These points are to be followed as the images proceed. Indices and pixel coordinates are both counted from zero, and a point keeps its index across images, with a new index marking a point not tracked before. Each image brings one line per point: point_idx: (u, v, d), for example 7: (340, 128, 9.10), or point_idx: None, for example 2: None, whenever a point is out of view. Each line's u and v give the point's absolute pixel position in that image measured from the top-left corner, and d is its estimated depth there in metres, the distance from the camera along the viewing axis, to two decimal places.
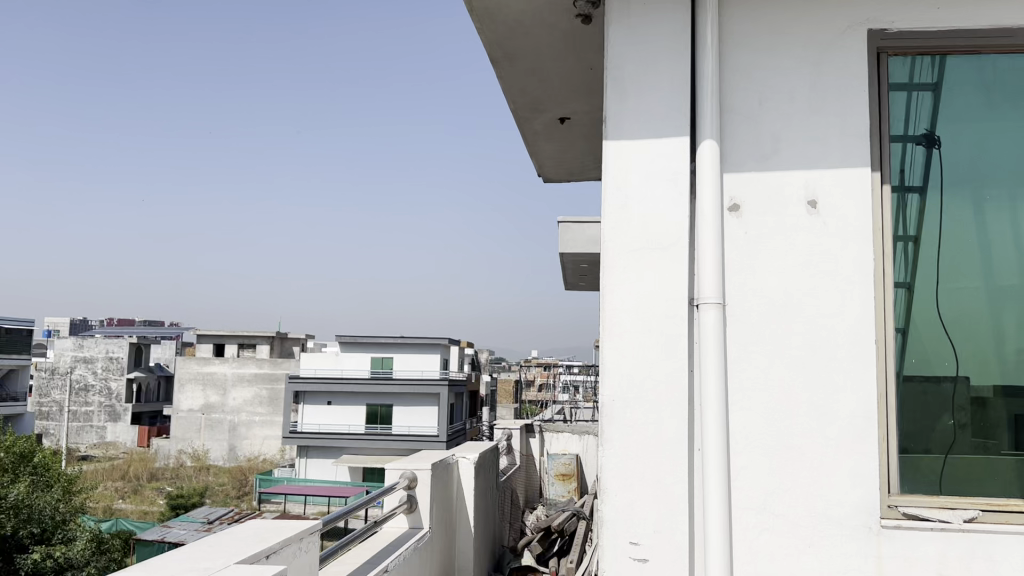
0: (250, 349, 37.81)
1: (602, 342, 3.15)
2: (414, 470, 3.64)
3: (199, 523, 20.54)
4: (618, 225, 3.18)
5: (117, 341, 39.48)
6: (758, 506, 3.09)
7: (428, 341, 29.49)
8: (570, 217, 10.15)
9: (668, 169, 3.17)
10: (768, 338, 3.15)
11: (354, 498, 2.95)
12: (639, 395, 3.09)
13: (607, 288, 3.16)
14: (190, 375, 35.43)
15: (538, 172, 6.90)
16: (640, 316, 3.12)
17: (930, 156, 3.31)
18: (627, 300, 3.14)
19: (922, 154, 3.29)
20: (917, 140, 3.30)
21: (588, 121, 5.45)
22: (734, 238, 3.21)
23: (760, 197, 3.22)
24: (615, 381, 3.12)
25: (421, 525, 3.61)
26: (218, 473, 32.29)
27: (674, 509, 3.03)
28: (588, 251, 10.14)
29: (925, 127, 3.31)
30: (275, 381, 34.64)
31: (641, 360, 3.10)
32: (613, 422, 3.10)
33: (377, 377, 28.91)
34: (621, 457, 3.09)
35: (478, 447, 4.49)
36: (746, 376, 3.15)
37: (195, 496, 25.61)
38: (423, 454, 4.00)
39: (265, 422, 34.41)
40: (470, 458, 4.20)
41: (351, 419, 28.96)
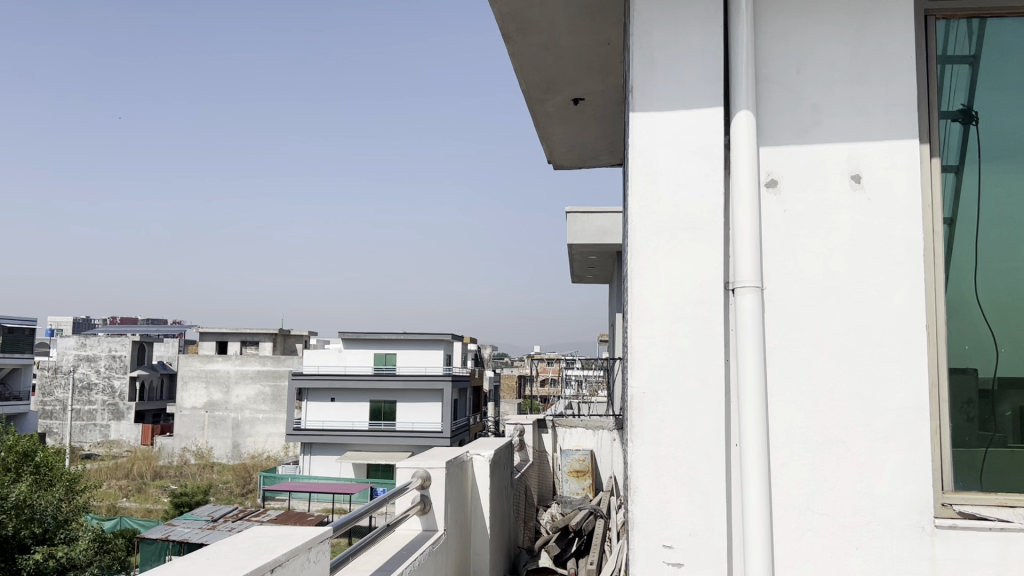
0: (253, 347, 37.65)
1: (629, 330, 2.92)
2: (427, 468, 3.41)
3: (202, 522, 20.21)
4: (646, 204, 2.94)
5: (120, 339, 39.26)
6: (800, 505, 2.87)
7: (431, 337, 29.25)
8: (578, 207, 9.91)
9: (701, 143, 2.94)
10: (809, 325, 2.92)
11: (368, 499, 2.72)
12: (674, 386, 2.86)
13: (635, 272, 2.93)
14: (194, 373, 35.15)
15: (548, 159, 6.66)
16: (672, 301, 2.88)
17: (968, 133, 3.09)
18: (657, 284, 2.90)
19: (959, 131, 3.07)
20: (953, 117, 3.07)
21: (603, 102, 5.20)
22: (772, 219, 2.98)
23: (800, 173, 2.99)
24: (645, 372, 2.89)
25: (436, 527, 3.38)
26: (222, 471, 32.12)
27: (712, 511, 2.81)
28: (596, 242, 9.91)
29: (963, 103, 3.09)
30: (278, 378, 34.39)
31: (673, 349, 2.87)
32: (643, 416, 2.87)
33: (381, 374, 28.68)
34: (652, 453, 2.85)
35: (492, 443, 4.26)
36: (786, 366, 2.92)
37: (199, 494, 25.31)
38: (436, 452, 3.77)
39: (269, 419, 34.22)
40: (484, 454, 3.97)
41: (355, 416, 28.72)
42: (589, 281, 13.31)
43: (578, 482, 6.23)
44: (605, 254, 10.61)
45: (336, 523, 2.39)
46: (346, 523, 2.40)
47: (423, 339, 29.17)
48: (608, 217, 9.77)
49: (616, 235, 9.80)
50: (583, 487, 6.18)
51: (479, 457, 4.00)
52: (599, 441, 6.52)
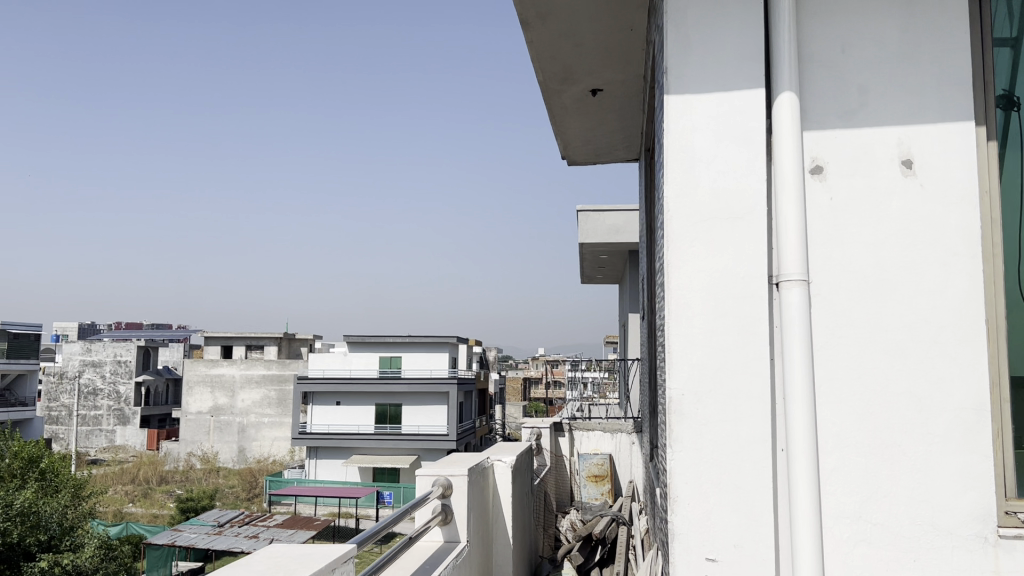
0: (258, 351, 37.51)
1: (668, 328, 2.74)
2: (448, 476, 3.23)
3: (209, 527, 19.88)
4: (683, 193, 2.76)
5: (125, 344, 39.11)
6: (853, 514, 2.67)
7: (436, 339, 29.05)
8: (589, 206, 9.69)
9: (742, 127, 2.75)
10: (861, 321, 2.73)
11: (395, 509, 2.55)
12: (714, 388, 2.68)
13: (672, 265, 2.75)
14: (198, 378, 34.86)
15: (562, 155, 6.49)
16: (711, 296, 2.70)
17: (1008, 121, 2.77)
18: (696, 278, 2.72)
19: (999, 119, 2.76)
20: (996, 104, 2.78)
21: (623, 93, 5.01)
22: (817, 209, 2.79)
23: (848, 157, 2.80)
24: (685, 371, 2.71)
25: (458, 538, 3.20)
26: (228, 476, 31.94)
27: (758, 522, 2.62)
28: (607, 242, 9.70)
29: (1006, 87, 2.78)
30: (284, 382, 34.20)
31: (714, 348, 2.69)
32: (682, 419, 2.69)
33: (386, 377, 28.48)
34: (694, 458, 2.67)
35: (513, 449, 4.07)
36: (836, 365, 2.73)
37: (206, 499, 25.05)
38: (456, 457, 3.59)
39: (274, 423, 34.05)
40: (505, 460, 3.79)
41: (361, 420, 28.51)
42: (598, 282, 13.11)
43: (597, 487, 6.01)
44: (616, 253, 10.40)
45: (361, 534, 2.22)
46: (373, 532, 2.24)
47: (428, 342, 28.97)
48: (620, 215, 9.55)
49: (628, 234, 9.60)
50: (602, 492, 5.98)
51: (500, 463, 3.81)
52: (617, 444, 6.31)
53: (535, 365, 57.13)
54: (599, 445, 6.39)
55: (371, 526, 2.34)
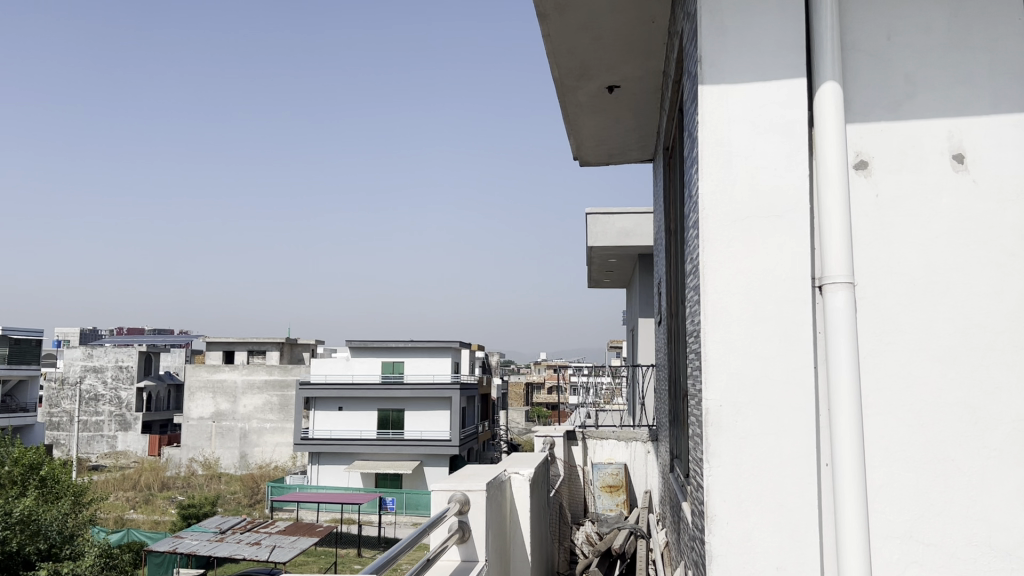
0: (260, 356, 37.27)
1: (703, 334, 2.57)
2: (465, 492, 3.05)
3: (210, 533, 19.57)
4: (720, 190, 2.59)
5: (127, 349, 38.90)
6: (903, 533, 2.48)
7: (439, 344, 28.82)
8: (598, 208, 9.49)
9: (783, 119, 2.57)
10: (911, 326, 2.55)
11: (414, 529, 2.39)
12: (755, 398, 2.50)
13: (708, 266, 2.58)
14: (200, 383, 34.59)
15: (575, 155, 6.32)
16: (751, 301, 2.53)
17: None
18: (735, 281, 2.55)
19: None
20: None
21: (640, 90, 4.84)
22: (862, 207, 2.61)
23: (896, 152, 2.62)
24: (722, 381, 2.53)
25: (476, 557, 3.01)
26: (230, 482, 31.70)
27: (805, 543, 2.44)
28: (617, 245, 9.50)
29: None
30: (285, 388, 33.97)
31: (755, 356, 2.51)
32: (721, 432, 2.51)
33: (389, 383, 28.25)
34: (733, 474, 2.49)
35: (530, 460, 3.89)
36: (884, 373, 2.55)
37: (207, 505, 24.70)
38: (472, 471, 3.41)
39: (276, 429, 33.83)
40: (524, 473, 3.62)
41: (363, 425, 28.26)
42: (605, 286, 12.90)
43: (611, 498, 5.84)
44: (625, 257, 10.19)
45: (379, 560, 2.06)
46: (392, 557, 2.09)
47: (431, 347, 28.75)
48: (630, 218, 9.34)
49: (638, 237, 9.39)
50: (617, 503, 5.82)
51: (518, 476, 3.63)
52: (632, 453, 6.14)
53: (538, 370, 56.88)
54: (613, 454, 6.20)
55: (390, 548, 2.19)
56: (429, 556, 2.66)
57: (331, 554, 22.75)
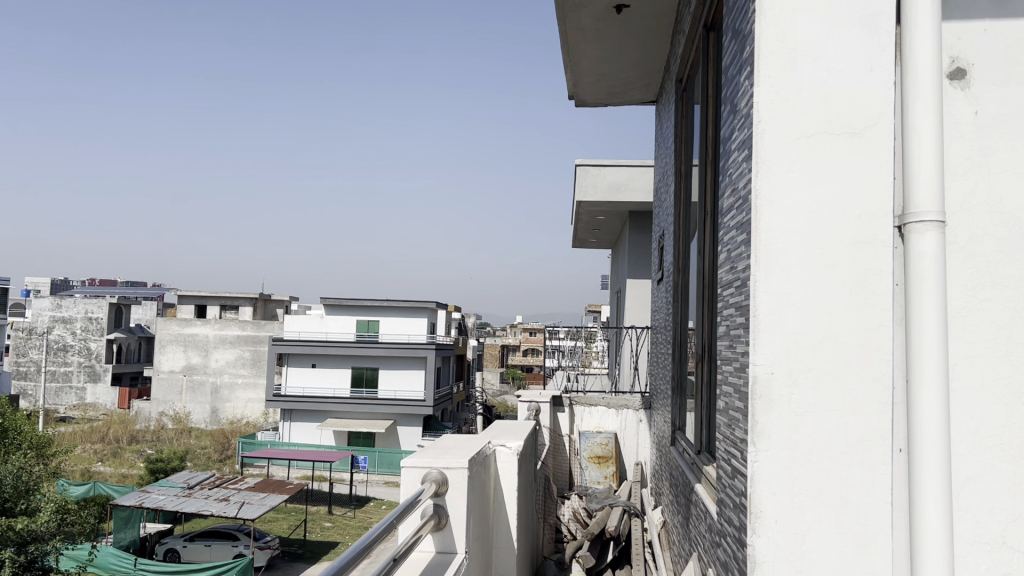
0: (233, 311, 36.43)
1: (755, 280, 2.02)
2: (442, 470, 2.51)
3: (177, 489, 18.79)
4: (782, 102, 2.03)
5: (96, 301, 37.81)
6: (995, 540, 1.97)
7: (415, 304, 28.21)
8: (589, 160, 8.85)
9: (863, 10, 2.02)
10: (1012, 277, 2.02)
11: (387, 519, 1.84)
12: (815, 364, 1.98)
13: (761, 193, 2.03)
14: (172, 336, 33.74)
15: (571, 95, 5.72)
16: (815, 241, 2.00)
17: None
18: (795, 215, 2.00)
19: None
20: None
21: (652, 11, 4.23)
22: (958, 126, 2.06)
23: (1001, 59, 2.07)
24: (776, 342, 1.99)
25: (455, 550, 2.49)
26: (200, 436, 31.07)
27: (874, 550, 1.93)
28: (607, 200, 8.85)
29: None
30: (259, 343, 33.23)
31: (817, 312, 1.98)
32: (770, 408, 1.98)
33: (363, 341, 27.61)
34: (786, 460, 1.96)
35: (516, 431, 3.36)
36: (978, 339, 2.00)
37: (175, 460, 23.89)
38: (450, 443, 2.89)
39: (248, 384, 33.18)
40: (510, 446, 3.09)
41: (337, 383, 27.64)
42: (589, 246, 12.37)
43: (599, 470, 5.36)
44: (614, 215, 9.62)
45: (339, 562, 1.51)
46: (358, 554, 1.55)
47: (408, 307, 28.13)
48: (623, 171, 8.73)
49: (630, 192, 8.81)
50: (605, 475, 5.35)
51: (504, 449, 3.09)
52: (623, 422, 5.62)
53: (513, 334, 56.70)
54: (602, 423, 5.66)
55: (357, 540, 1.66)
56: (402, 549, 2.14)
57: (301, 512, 22.27)
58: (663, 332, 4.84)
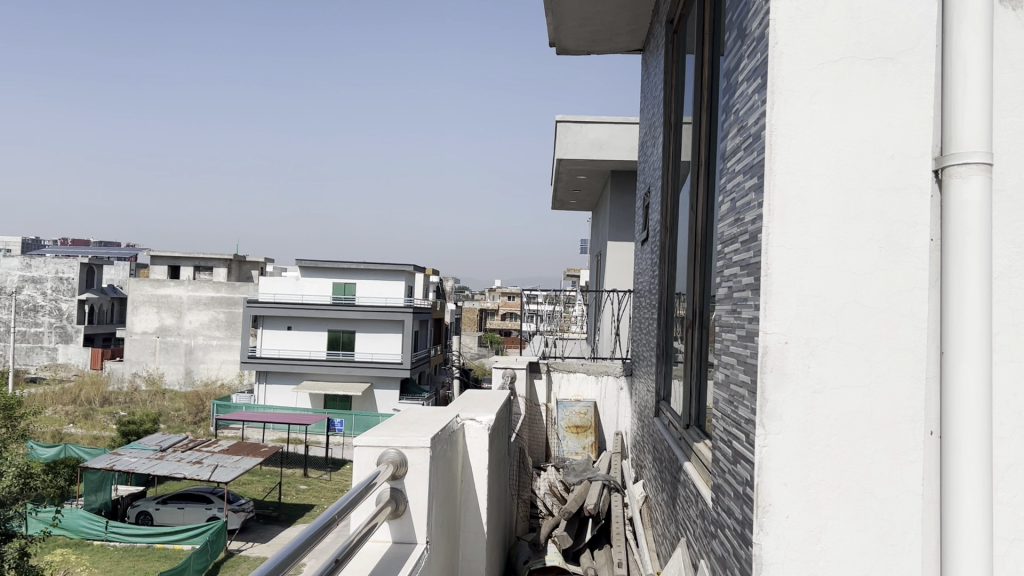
0: (207, 273, 35.75)
1: (767, 232, 1.70)
2: (400, 449, 2.21)
3: (150, 451, 18.24)
4: (805, 21, 1.69)
5: (68, 261, 36.89)
6: None
7: (393, 267, 27.74)
8: (570, 116, 8.44)
9: None
10: None
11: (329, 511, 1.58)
12: (836, 334, 1.67)
13: (776, 129, 1.70)
14: (144, 297, 33.06)
15: (552, 42, 5.36)
16: (838, 184, 1.68)
17: None
18: (817, 155, 1.69)
19: None
20: None
21: None
22: (1011, 50, 1.74)
23: None
24: (793, 306, 1.68)
25: (415, 540, 2.19)
26: (174, 398, 30.56)
27: (900, 550, 1.65)
28: (589, 158, 8.48)
29: None
30: (233, 305, 32.64)
31: (837, 270, 1.68)
32: (785, 383, 1.67)
33: (339, 304, 27.14)
34: (800, 443, 1.67)
35: (488, 404, 3.06)
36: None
37: (148, 423, 23.34)
38: (411, 419, 2.59)
39: (223, 346, 32.66)
40: (481, 420, 2.78)
41: (313, 345, 27.20)
42: (570, 208, 12.05)
43: (578, 439, 5.10)
44: (595, 174, 9.26)
45: None
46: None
47: (384, 270, 27.68)
48: (605, 128, 8.36)
49: (613, 150, 8.42)
50: (584, 446, 5.07)
51: (474, 423, 2.77)
52: (603, 390, 5.33)
53: (491, 298, 56.42)
54: (581, 390, 5.37)
55: (300, 531, 1.47)
56: (356, 535, 1.82)
57: (276, 474, 21.98)
58: (647, 295, 4.56)
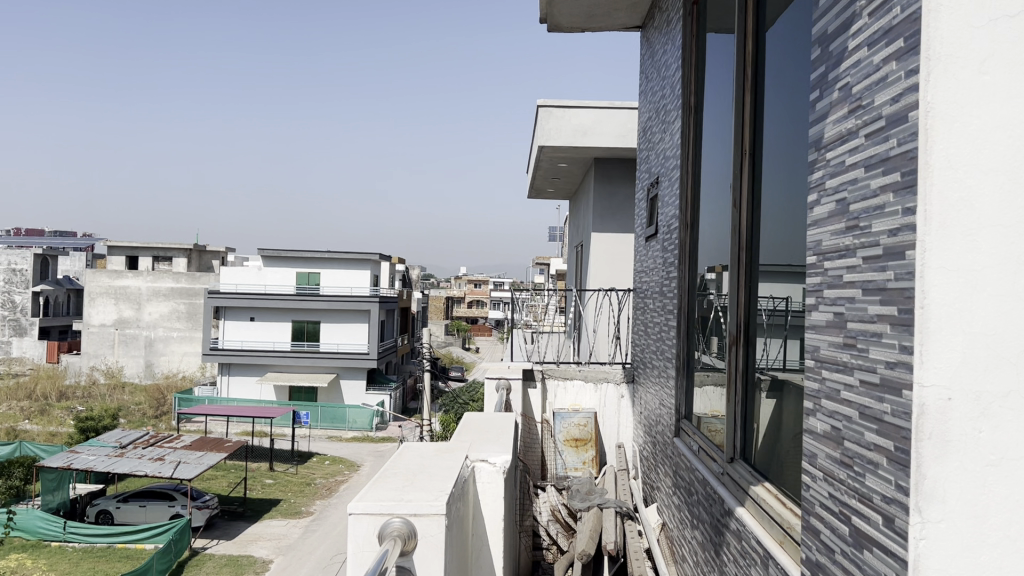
0: (166, 263, 34.62)
1: (920, 244, 1.25)
2: (411, 519, 1.74)
3: (109, 448, 17.31)
4: None
5: (20, 252, 35.36)
6: None
7: (358, 256, 26.98)
8: (551, 100, 7.96)
9: None
10: None
11: None
12: (1015, 387, 1.24)
13: (932, 110, 1.24)
14: (102, 288, 31.86)
15: (545, 18, 4.87)
16: (1012, 184, 1.25)
17: None
18: (988, 144, 1.24)
19: None
20: None
21: None
22: None
23: None
24: (960, 343, 1.23)
25: None
26: (134, 392, 29.53)
27: None
28: (571, 145, 7.99)
29: None
30: (194, 295, 31.52)
31: (1009, 306, 1.24)
32: (952, 456, 1.22)
33: (303, 294, 26.32)
34: (970, 529, 1.22)
35: (497, 437, 2.61)
36: None
37: (107, 419, 22.28)
38: (408, 467, 2.11)
39: (184, 338, 31.62)
40: (494, 462, 2.32)
41: (277, 336, 26.40)
42: (545, 196, 11.57)
43: (577, 454, 4.70)
44: (577, 161, 8.81)
45: None
46: None
47: (350, 259, 26.90)
48: (589, 113, 7.90)
49: (597, 136, 7.98)
50: (584, 461, 4.69)
51: (486, 466, 2.31)
52: (602, 398, 4.91)
53: (458, 285, 55.69)
54: (579, 399, 4.92)
55: None
56: None
57: (241, 468, 21.29)
58: (656, 296, 4.14)
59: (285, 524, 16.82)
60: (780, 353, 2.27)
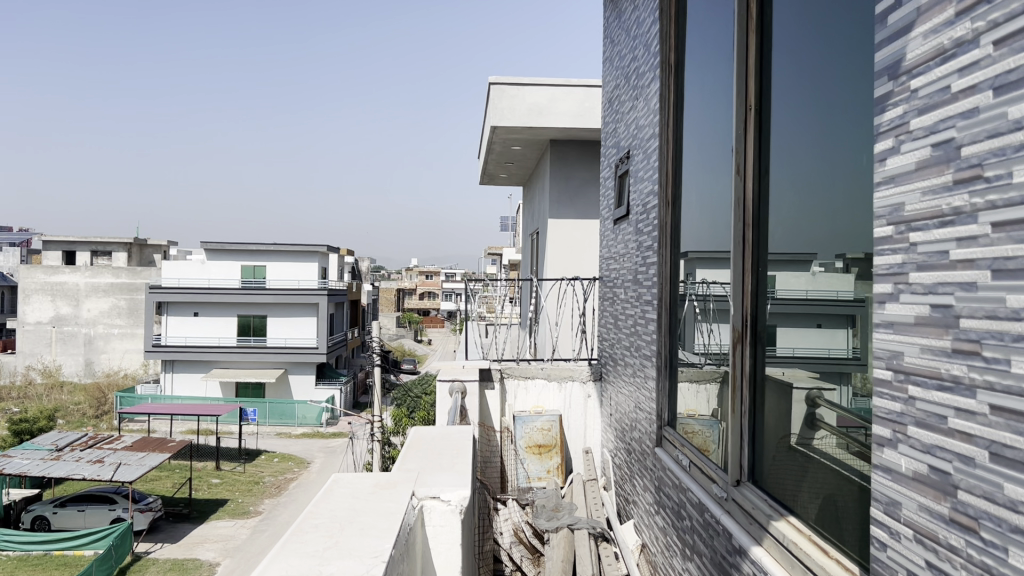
0: (106, 258, 33.16)
1: None
2: None
3: (44, 452, 16.24)
4: None
5: None
6: None
7: (305, 248, 26.06)
8: (504, 76, 7.45)
9: None
10: None
11: None
12: None
13: None
14: (37, 285, 30.33)
15: None
16: None
17: None
18: None
19: None
20: None
21: None
22: None
23: None
24: None
25: None
26: (73, 391, 28.15)
27: None
28: (526, 126, 7.46)
29: None
30: (135, 291, 30.14)
31: None
32: None
33: (248, 287, 25.34)
34: None
35: (451, 463, 2.11)
36: None
37: (42, 421, 21.04)
38: (336, 514, 1.59)
39: (125, 334, 30.26)
40: (449, 500, 1.82)
41: (222, 332, 25.37)
42: (499, 182, 11.04)
43: (541, 461, 4.25)
44: (531, 144, 8.32)
45: None
46: None
47: (296, 251, 25.97)
48: (544, 91, 7.41)
49: (552, 116, 7.47)
50: (548, 469, 4.24)
51: (437, 505, 1.81)
52: (567, 399, 4.44)
53: (409, 276, 54.76)
54: (542, 401, 4.44)
55: None
56: None
57: (186, 468, 20.39)
58: (628, 282, 3.66)
59: (232, 525, 16.07)
60: (805, 350, 1.83)
